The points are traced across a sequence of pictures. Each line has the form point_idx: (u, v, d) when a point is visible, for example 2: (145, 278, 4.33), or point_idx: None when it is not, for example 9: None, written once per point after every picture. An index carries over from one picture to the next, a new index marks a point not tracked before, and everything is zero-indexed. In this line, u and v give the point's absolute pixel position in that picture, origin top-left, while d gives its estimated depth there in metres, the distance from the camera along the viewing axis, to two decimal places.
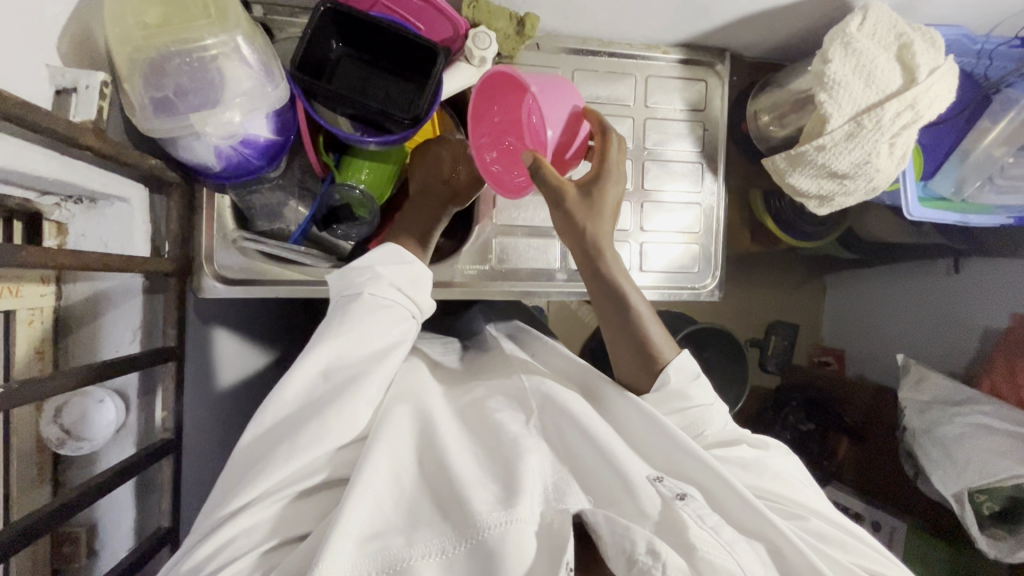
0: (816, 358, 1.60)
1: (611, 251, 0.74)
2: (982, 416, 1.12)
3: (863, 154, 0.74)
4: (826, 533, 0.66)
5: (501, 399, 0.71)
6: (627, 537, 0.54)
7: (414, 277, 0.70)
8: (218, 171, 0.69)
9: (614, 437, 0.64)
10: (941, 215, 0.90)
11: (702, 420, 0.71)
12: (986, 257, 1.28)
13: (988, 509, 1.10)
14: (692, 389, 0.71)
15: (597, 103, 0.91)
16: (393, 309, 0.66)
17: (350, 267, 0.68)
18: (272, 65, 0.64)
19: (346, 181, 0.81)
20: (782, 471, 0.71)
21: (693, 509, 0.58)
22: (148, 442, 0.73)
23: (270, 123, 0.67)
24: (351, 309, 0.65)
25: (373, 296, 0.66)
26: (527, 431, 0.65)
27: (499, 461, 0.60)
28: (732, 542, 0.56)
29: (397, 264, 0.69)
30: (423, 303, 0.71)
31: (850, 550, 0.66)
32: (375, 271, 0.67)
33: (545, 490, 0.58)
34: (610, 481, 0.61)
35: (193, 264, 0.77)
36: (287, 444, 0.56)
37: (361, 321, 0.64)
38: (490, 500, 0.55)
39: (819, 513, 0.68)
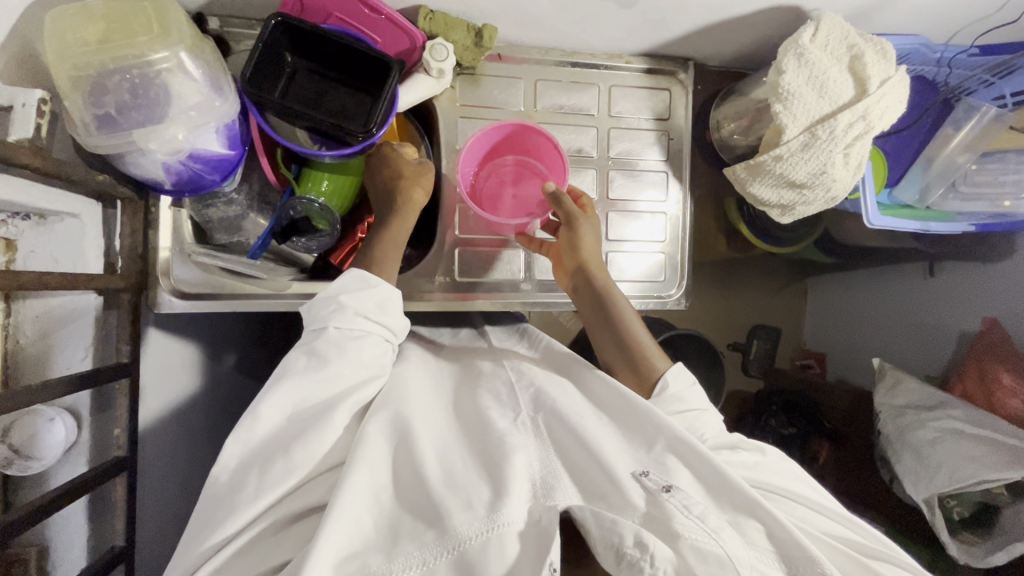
0: (798, 361, 1.59)
1: (599, 267, 0.84)
2: (954, 421, 1.13)
3: (820, 164, 0.74)
4: (813, 518, 0.65)
5: (491, 400, 0.69)
6: (615, 531, 0.54)
7: (380, 300, 0.68)
8: (169, 186, 0.68)
9: (601, 436, 0.64)
10: (904, 222, 0.90)
11: (699, 428, 0.70)
12: (962, 261, 1.29)
13: (959, 513, 1.10)
14: (689, 394, 0.73)
15: (561, 113, 0.91)
16: (363, 341, 0.65)
17: (319, 298, 0.67)
18: (222, 81, 0.65)
19: (305, 193, 0.81)
20: (778, 467, 0.69)
21: (679, 500, 0.57)
22: (111, 457, 0.72)
23: (221, 137, 0.67)
24: (322, 342, 0.63)
25: (339, 329, 0.65)
26: (516, 428, 0.65)
27: (488, 464, 0.59)
28: (718, 530, 0.55)
29: (362, 291, 0.68)
30: (396, 326, 0.70)
31: (839, 533, 0.65)
32: (339, 302, 0.66)
33: (533, 487, 0.58)
34: (598, 476, 0.60)
35: (148, 278, 0.76)
36: (257, 482, 0.56)
37: (329, 357, 0.63)
38: (475, 508, 0.54)
39: (807, 501, 0.67)
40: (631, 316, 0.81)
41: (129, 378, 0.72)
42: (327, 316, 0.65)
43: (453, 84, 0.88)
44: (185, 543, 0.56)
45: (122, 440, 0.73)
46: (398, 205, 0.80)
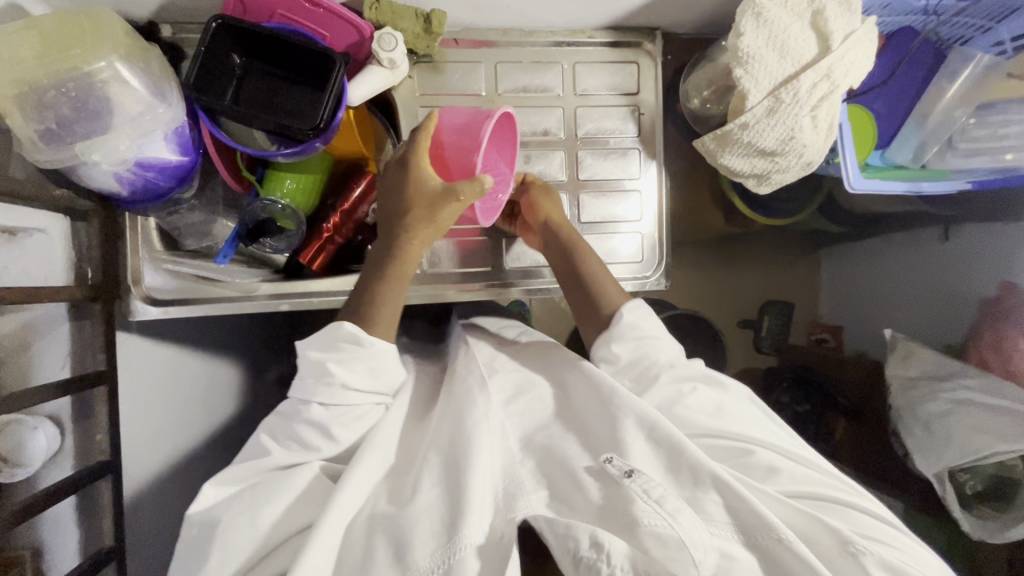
0: (812, 336, 1.50)
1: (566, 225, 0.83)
2: (968, 391, 1.07)
3: (787, 129, 0.70)
4: (777, 466, 0.63)
5: (465, 399, 0.67)
6: (571, 536, 0.52)
7: (371, 364, 0.66)
8: (127, 196, 0.70)
9: (566, 435, 0.64)
10: (891, 183, 0.84)
11: (654, 360, 0.69)
12: (979, 223, 1.22)
13: (971, 488, 1.05)
14: (644, 323, 0.72)
15: (523, 95, 0.89)
16: (353, 412, 0.65)
17: (308, 361, 0.65)
18: (165, 88, 0.65)
19: (269, 193, 0.81)
20: (741, 413, 0.68)
21: (640, 483, 0.55)
22: (95, 461, 0.74)
23: (172, 144, 0.67)
24: (305, 417, 0.63)
25: (324, 405, 0.63)
26: (484, 423, 0.64)
27: (450, 471, 0.60)
28: (677, 512, 0.53)
29: (353, 357, 0.65)
30: (388, 386, 0.69)
31: (798, 479, 0.62)
32: (327, 373, 0.63)
33: (497, 499, 0.58)
34: (561, 478, 0.59)
35: (119, 286, 0.78)
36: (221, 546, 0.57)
37: (316, 434, 0.63)
38: (433, 537, 0.54)
39: (765, 444, 0.65)
40: (594, 261, 0.79)
41: (106, 385, 0.75)
42: (312, 389, 0.64)
43: (411, 73, 0.86)
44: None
45: (104, 445, 0.75)
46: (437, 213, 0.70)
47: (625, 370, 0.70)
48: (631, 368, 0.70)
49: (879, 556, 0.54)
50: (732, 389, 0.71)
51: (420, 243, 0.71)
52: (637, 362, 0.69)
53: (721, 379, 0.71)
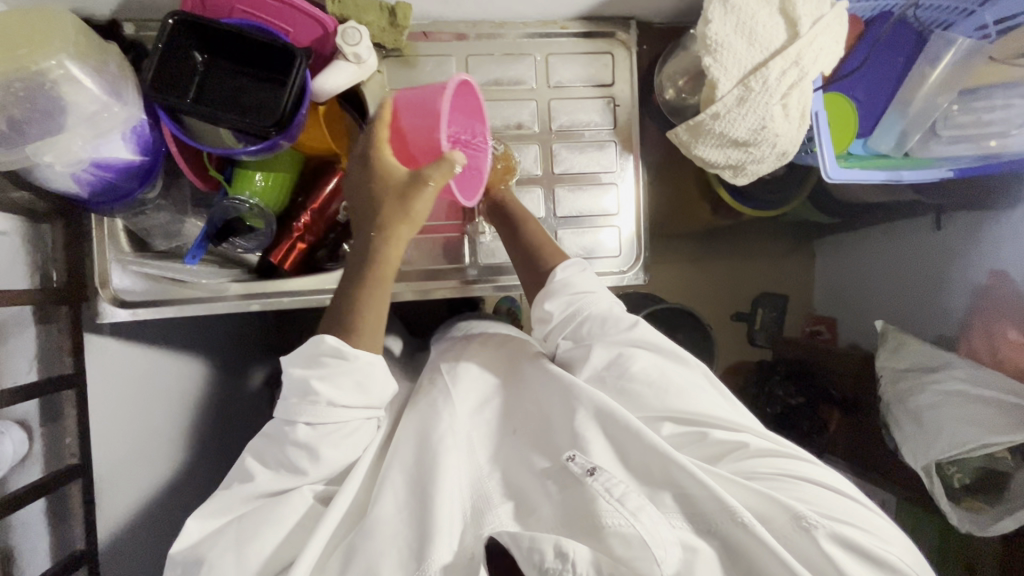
0: (808, 329, 1.51)
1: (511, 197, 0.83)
2: (958, 382, 1.05)
3: (758, 119, 0.69)
4: (732, 443, 0.62)
5: (427, 409, 0.68)
6: (535, 548, 0.50)
7: (359, 378, 0.62)
8: (89, 197, 0.69)
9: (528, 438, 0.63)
10: (870, 172, 0.82)
11: (586, 315, 0.71)
12: (970, 211, 1.17)
13: (959, 481, 1.04)
14: (578, 279, 0.73)
15: (496, 88, 0.88)
16: (343, 430, 0.62)
17: (292, 380, 0.62)
18: (122, 87, 0.64)
19: (239, 193, 0.80)
20: (690, 382, 0.66)
21: (603, 483, 0.54)
22: (64, 464, 0.74)
23: (130, 143, 0.67)
24: (292, 438, 0.60)
25: (310, 425, 0.60)
26: (450, 438, 0.63)
27: (417, 483, 0.60)
28: (639, 510, 0.52)
29: (338, 372, 0.61)
30: (380, 400, 0.65)
31: (751, 455, 0.61)
32: (313, 393, 0.60)
33: (465, 511, 0.58)
34: (527, 489, 0.59)
35: (87, 288, 0.77)
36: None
37: (302, 454, 0.60)
38: (402, 559, 0.54)
39: (717, 419, 0.64)
40: (535, 226, 0.81)
41: (75, 388, 0.74)
42: (298, 408, 0.61)
43: (380, 68, 0.85)
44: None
45: (74, 448, 0.75)
46: (410, 203, 0.67)
47: (562, 327, 0.72)
48: (566, 324, 0.71)
49: (827, 528, 0.52)
50: (689, 362, 0.68)
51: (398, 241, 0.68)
52: (569, 319, 0.71)
53: (673, 350, 0.68)
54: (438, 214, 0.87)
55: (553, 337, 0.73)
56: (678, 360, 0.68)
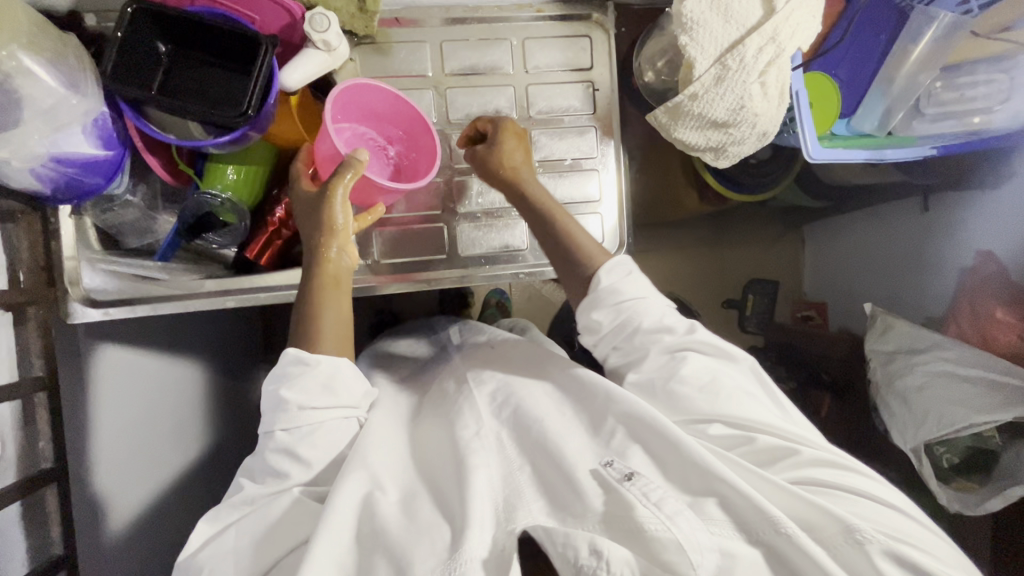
0: (798, 314, 1.49)
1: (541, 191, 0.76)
2: (946, 363, 1.04)
3: (736, 99, 0.67)
4: (777, 449, 0.61)
5: (456, 419, 0.68)
6: (569, 544, 0.50)
7: (326, 379, 0.63)
8: (52, 195, 0.67)
9: (563, 435, 0.62)
10: (852, 153, 0.80)
11: (636, 321, 0.68)
12: (958, 192, 1.17)
13: (948, 460, 1.03)
14: (626, 284, 0.69)
15: (472, 74, 0.86)
16: (319, 432, 0.62)
17: (265, 395, 0.63)
18: (80, 79, 0.63)
19: (210, 187, 0.78)
20: (737, 386, 0.65)
21: (640, 487, 0.54)
22: (39, 469, 0.72)
23: (93, 137, 0.64)
24: (272, 446, 0.61)
25: (285, 431, 0.61)
26: (477, 443, 0.63)
27: (450, 488, 0.59)
28: (676, 515, 0.51)
29: (304, 377, 0.62)
30: (353, 400, 0.65)
31: (799, 460, 0.60)
32: (281, 399, 0.61)
33: (496, 510, 0.56)
34: (558, 486, 0.57)
35: (57, 289, 0.75)
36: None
37: (282, 461, 0.60)
38: (434, 553, 0.52)
39: (761, 425, 0.62)
40: (576, 227, 0.73)
41: (46, 390, 0.73)
42: (272, 418, 0.61)
43: (353, 56, 0.83)
44: None
45: (48, 452, 0.73)
46: (324, 210, 0.70)
47: (609, 337, 0.69)
48: (616, 333, 0.69)
49: (881, 543, 0.51)
50: (739, 358, 0.68)
51: (334, 252, 0.70)
52: (620, 328, 0.68)
53: (720, 348, 0.67)
54: (410, 205, 0.87)
55: (602, 346, 0.71)
56: (727, 358, 0.68)
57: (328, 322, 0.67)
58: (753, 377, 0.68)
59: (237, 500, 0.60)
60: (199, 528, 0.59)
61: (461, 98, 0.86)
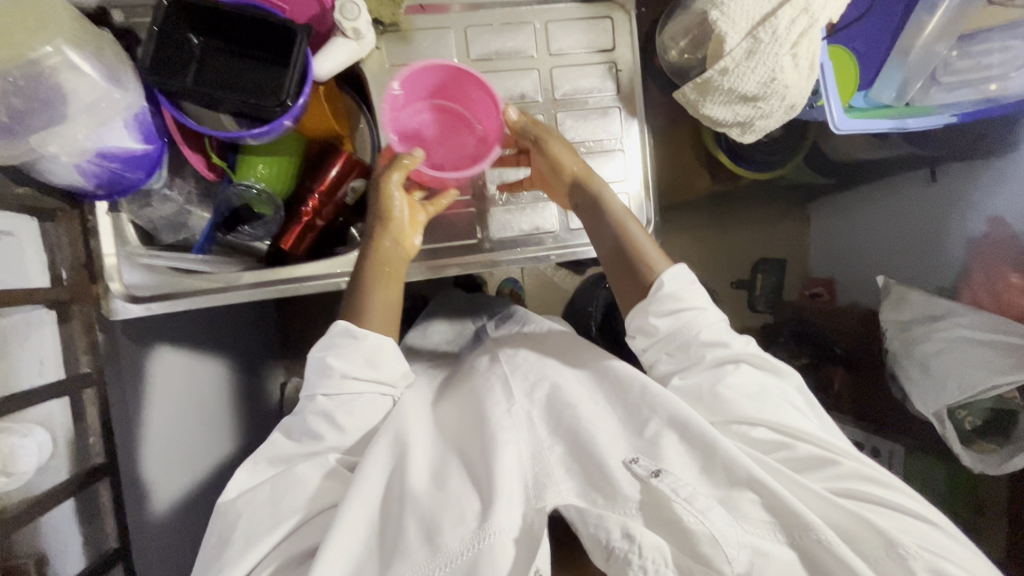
0: (806, 291, 1.50)
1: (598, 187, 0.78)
2: (962, 329, 1.06)
3: (768, 71, 0.69)
4: (818, 459, 0.62)
5: (487, 395, 0.70)
6: (602, 526, 0.53)
7: (369, 354, 0.66)
8: (93, 191, 0.67)
9: (596, 422, 0.63)
10: (874, 123, 0.82)
11: (694, 333, 0.68)
12: (964, 161, 1.16)
13: (970, 423, 1.06)
14: (687, 293, 0.69)
15: (497, 59, 0.86)
16: (355, 402, 0.65)
17: (311, 364, 0.67)
18: (120, 73, 0.63)
19: (243, 179, 0.79)
20: (781, 396, 0.67)
21: (670, 483, 0.55)
22: (90, 464, 0.73)
23: (134, 131, 0.65)
24: (313, 409, 0.64)
25: (328, 396, 0.64)
26: (508, 419, 0.65)
27: (477, 461, 0.61)
28: (708, 512, 0.53)
29: (349, 350, 0.66)
30: (392, 378, 0.68)
31: (838, 471, 0.61)
32: (326, 365, 0.65)
33: (525, 487, 0.58)
34: (588, 466, 0.58)
35: (98, 286, 0.76)
36: (234, 525, 0.60)
37: (319, 425, 0.64)
38: (464, 521, 0.55)
39: (803, 434, 0.64)
40: (641, 236, 0.74)
41: (94, 387, 0.73)
42: (317, 382, 0.65)
43: (378, 44, 0.84)
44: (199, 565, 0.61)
45: (99, 447, 0.74)
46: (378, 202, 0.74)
47: (663, 343, 0.69)
48: (671, 339, 0.69)
49: (925, 562, 0.53)
50: (784, 373, 0.69)
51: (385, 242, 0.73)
52: (676, 335, 0.68)
53: (769, 364, 0.69)
54: None
55: (653, 350, 0.70)
56: (773, 372, 0.69)
57: (377, 309, 0.69)
58: (799, 394, 0.69)
59: (274, 455, 0.65)
60: (237, 477, 0.64)
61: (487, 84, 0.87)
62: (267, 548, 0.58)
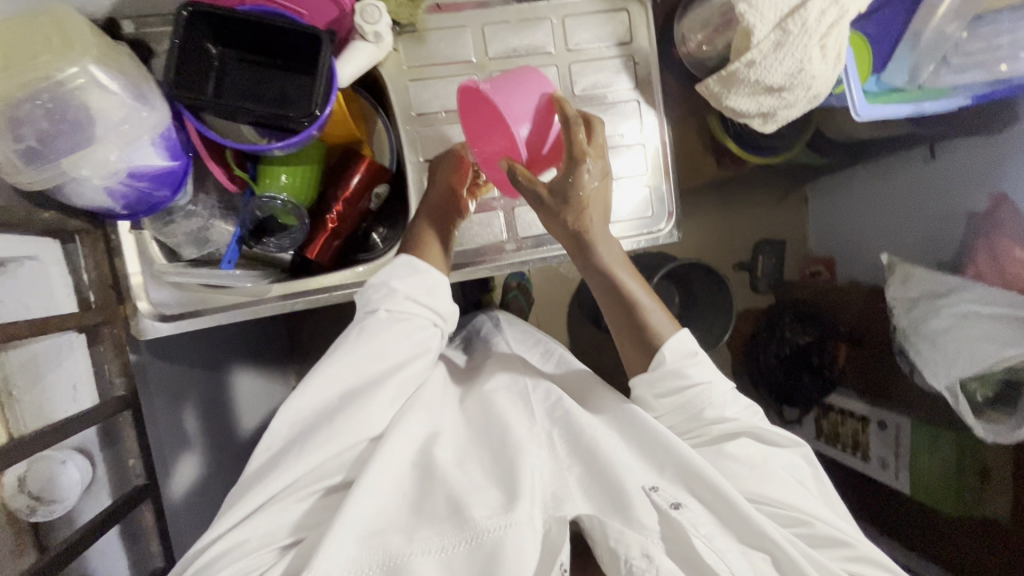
0: (807, 270, 1.55)
1: (602, 245, 0.70)
2: (971, 304, 1.06)
3: (795, 63, 0.69)
4: (826, 540, 0.63)
5: (510, 407, 0.70)
6: (622, 542, 0.55)
7: (429, 285, 0.68)
8: (121, 211, 0.66)
9: (618, 454, 0.62)
10: (891, 110, 0.84)
11: (706, 406, 0.68)
12: (964, 139, 1.14)
13: (981, 395, 1.06)
14: (690, 369, 0.67)
15: (514, 57, 0.86)
16: (411, 326, 0.66)
17: (369, 285, 0.67)
18: (145, 89, 0.61)
19: (265, 191, 0.78)
20: (788, 470, 0.68)
21: (688, 517, 0.57)
22: (132, 486, 0.72)
23: (161, 149, 0.63)
24: (372, 324, 0.65)
25: (389, 312, 0.65)
26: (532, 438, 0.65)
27: (501, 462, 0.62)
28: (724, 551, 0.56)
29: (413, 277, 0.68)
30: (445, 312, 0.70)
31: (847, 551, 0.63)
32: (390, 286, 0.66)
33: (544, 497, 0.59)
34: (608, 482, 0.59)
35: (126, 307, 0.74)
36: (272, 437, 0.61)
37: (378, 338, 0.64)
38: (490, 505, 0.56)
39: (813, 513, 0.64)
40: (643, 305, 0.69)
41: (131, 410, 0.72)
42: (378, 300, 0.66)
43: (395, 46, 0.83)
44: (246, 480, 0.59)
45: (138, 469, 0.73)
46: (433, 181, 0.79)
47: (676, 411, 0.69)
48: (680, 411, 0.69)
49: None
50: (790, 444, 0.71)
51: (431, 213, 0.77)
52: (683, 411, 0.68)
53: (779, 439, 0.70)
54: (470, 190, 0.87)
55: (664, 419, 0.70)
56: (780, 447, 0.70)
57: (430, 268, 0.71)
58: (803, 466, 0.70)
59: (336, 365, 0.62)
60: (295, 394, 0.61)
61: None
62: (308, 467, 0.58)
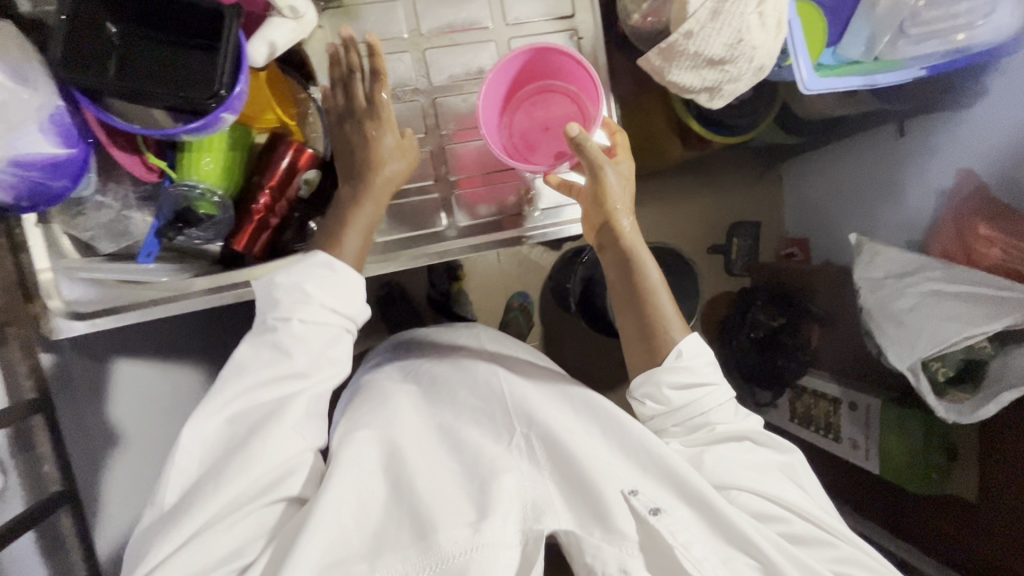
0: (782, 252, 1.51)
1: (637, 243, 0.73)
2: (933, 282, 1.01)
3: (734, 33, 0.66)
4: (812, 540, 0.62)
5: (486, 419, 0.69)
6: (598, 558, 0.57)
7: (346, 287, 0.65)
8: (16, 204, 0.62)
9: (594, 462, 0.62)
10: (842, 82, 0.80)
11: (702, 413, 0.68)
12: (932, 115, 1.10)
13: (943, 374, 1.02)
14: (702, 367, 0.68)
15: (450, 33, 0.81)
16: (327, 334, 0.63)
17: (279, 286, 0.62)
18: (28, 71, 0.59)
19: (184, 178, 0.73)
20: (785, 473, 0.68)
21: (666, 524, 0.57)
22: (48, 493, 0.69)
23: (51, 134, 0.60)
24: (283, 333, 0.61)
25: (305, 322, 0.62)
26: (509, 452, 0.65)
27: (477, 478, 0.62)
28: (701, 559, 0.55)
29: (328, 281, 0.64)
30: (359, 317, 0.66)
31: (835, 553, 0.62)
32: (304, 291, 0.62)
33: (523, 509, 0.59)
34: (585, 497, 0.60)
35: (35, 304, 0.70)
36: (179, 467, 0.56)
37: (289, 348, 0.61)
38: (463, 525, 0.56)
39: (805, 514, 0.64)
40: (664, 300, 0.71)
41: (43, 413, 0.69)
42: (291, 306, 0.62)
43: (320, 23, 0.78)
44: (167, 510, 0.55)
45: (54, 475, 0.70)
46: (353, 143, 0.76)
47: (674, 414, 0.68)
48: (678, 412, 0.68)
49: None
50: (786, 450, 0.70)
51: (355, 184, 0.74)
52: (683, 411, 0.68)
53: (775, 441, 0.69)
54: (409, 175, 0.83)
55: (662, 420, 0.70)
56: (778, 448, 0.70)
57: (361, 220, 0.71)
58: (800, 468, 0.70)
59: (241, 386, 0.59)
60: (205, 421, 0.58)
61: (441, 60, 0.82)
62: (230, 498, 0.55)
